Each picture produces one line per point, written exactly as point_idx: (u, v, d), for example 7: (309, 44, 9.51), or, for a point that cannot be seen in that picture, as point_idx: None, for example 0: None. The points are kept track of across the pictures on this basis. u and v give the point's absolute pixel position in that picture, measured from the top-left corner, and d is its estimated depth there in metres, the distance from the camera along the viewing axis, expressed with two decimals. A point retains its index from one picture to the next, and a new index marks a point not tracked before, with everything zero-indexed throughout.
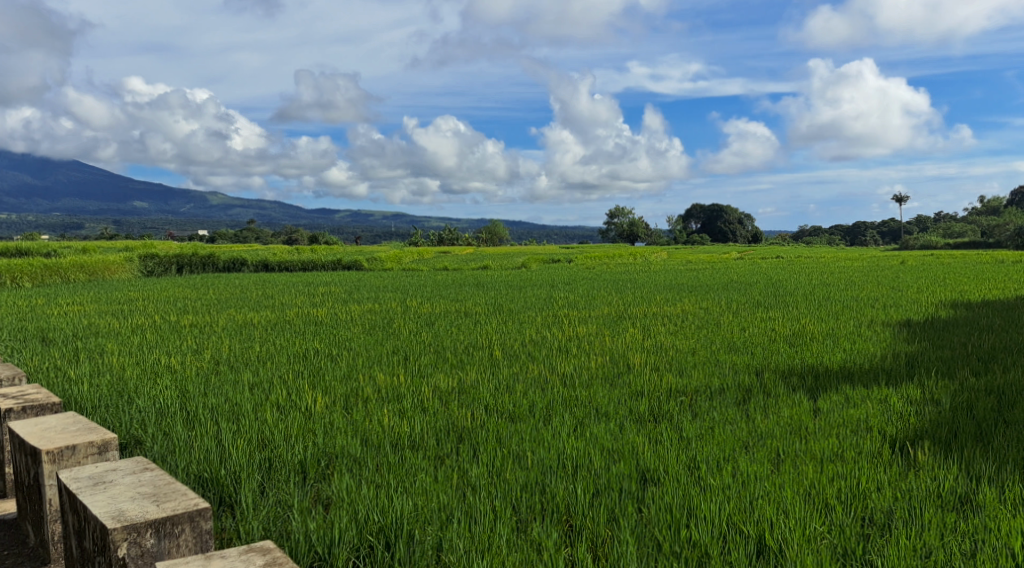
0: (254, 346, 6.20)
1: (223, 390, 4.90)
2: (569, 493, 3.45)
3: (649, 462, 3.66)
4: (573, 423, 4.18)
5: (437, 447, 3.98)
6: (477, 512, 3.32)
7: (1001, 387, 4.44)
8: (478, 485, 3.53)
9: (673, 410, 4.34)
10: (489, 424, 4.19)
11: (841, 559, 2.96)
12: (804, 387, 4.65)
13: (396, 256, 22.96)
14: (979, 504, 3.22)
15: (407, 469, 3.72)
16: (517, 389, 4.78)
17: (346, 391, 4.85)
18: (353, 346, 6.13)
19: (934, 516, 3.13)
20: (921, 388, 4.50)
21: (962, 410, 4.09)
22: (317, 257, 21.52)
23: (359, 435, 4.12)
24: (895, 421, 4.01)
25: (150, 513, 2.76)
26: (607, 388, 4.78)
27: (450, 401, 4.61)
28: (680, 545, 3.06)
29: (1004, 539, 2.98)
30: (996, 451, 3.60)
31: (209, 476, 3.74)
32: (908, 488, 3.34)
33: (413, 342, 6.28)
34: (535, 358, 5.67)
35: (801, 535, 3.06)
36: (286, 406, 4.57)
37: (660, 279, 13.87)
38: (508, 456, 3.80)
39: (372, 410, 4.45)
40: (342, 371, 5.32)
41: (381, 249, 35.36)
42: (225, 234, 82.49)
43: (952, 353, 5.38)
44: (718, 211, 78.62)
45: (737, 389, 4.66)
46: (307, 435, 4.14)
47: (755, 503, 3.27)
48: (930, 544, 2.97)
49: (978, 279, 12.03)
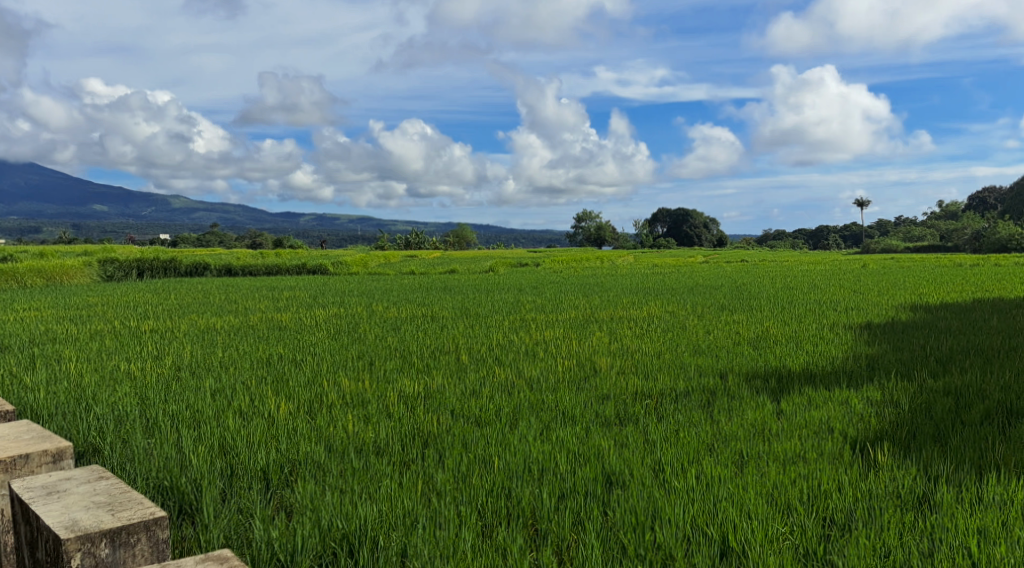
0: (217, 353, 6.11)
1: (184, 396, 4.84)
2: (534, 496, 3.45)
3: (615, 465, 3.67)
4: (539, 426, 4.18)
5: (402, 452, 3.95)
6: (442, 518, 3.30)
7: (959, 388, 4.52)
8: (444, 490, 3.52)
9: (639, 412, 4.37)
10: (456, 429, 4.17)
11: (802, 560, 3.00)
12: (768, 389, 4.70)
13: (362, 261, 22.80)
14: (936, 504, 3.26)
15: (371, 475, 3.69)
16: (483, 393, 4.77)
17: (310, 396, 4.80)
18: (317, 351, 6.07)
19: (893, 516, 3.18)
20: (882, 390, 4.57)
21: (921, 411, 4.16)
22: (282, 262, 21.29)
23: (323, 441, 4.08)
24: (856, 423, 4.05)
25: (105, 522, 2.71)
26: (574, 392, 4.78)
27: (415, 405, 4.57)
28: (644, 549, 3.08)
29: (961, 538, 3.03)
30: (954, 451, 3.66)
31: (168, 484, 3.69)
32: (868, 488, 3.38)
33: (379, 346, 6.25)
34: (501, 362, 5.66)
35: (764, 536, 3.09)
36: (249, 413, 4.51)
37: (627, 283, 13.93)
38: (474, 460, 3.79)
39: (337, 416, 4.41)
40: (307, 377, 5.26)
41: (346, 255, 35.14)
42: (187, 238, 81.26)
43: (911, 356, 5.46)
44: (684, 215, 79.23)
45: (702, 392, 4.70)
46: (270, 441, 4.09)
47: (719, 505, 3.29)
48: (890, 544, 3.02)
49: (938, 282, 12.19)
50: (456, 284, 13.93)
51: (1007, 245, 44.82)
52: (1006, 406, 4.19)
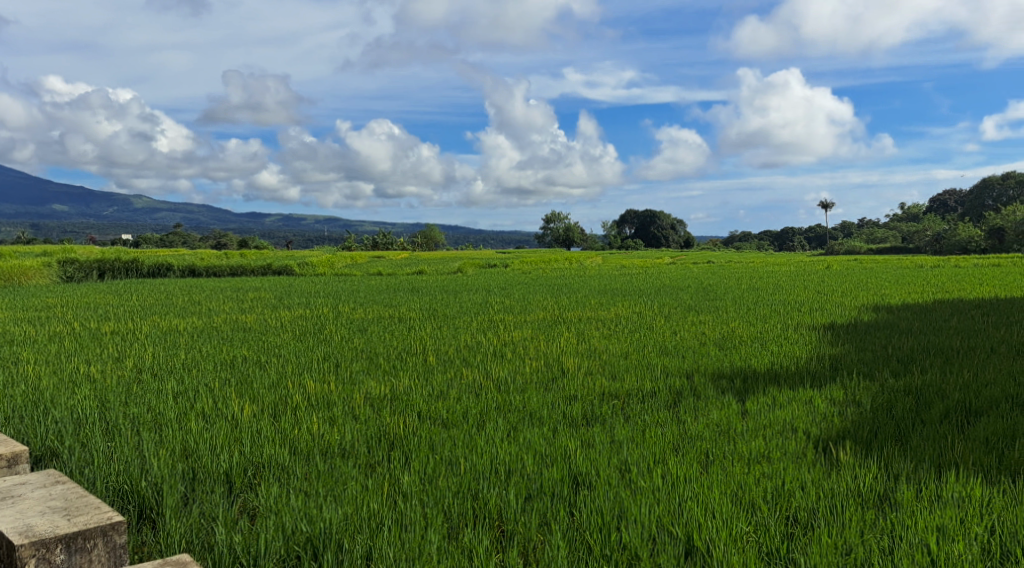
0: (179, 354, 6.04)
1: (145, 399, 4.77)
2: (501, 497, 3.45)
3: (582, 466, 3.67)
4: (506, 428, 4.17)
5: (367, 454, 3.92)
6: (407, 520, 3.29)
7: (919, 388, 4.59)
8: (410, 492, 3.50)
9: (606, 413, 4.38)
10: (422, 430, 4.15)
11: (765, 558, 3.04)
12: (732, 390, 4.74)
13: (329, 262, 22.61)
14: (896, 502, 3.31)
15: (336, 477, 3.66)
16: (450, 395, 4.75)
17: (275, 399, 4.74)
18: (283, 353, 6.01)
19: (855, 514, 3.23)
20: (844, 389, 4.63)
21: (882, 411, 4.21)
22: (247, 262, 21.05)
23: (288, 444, 4.04)
24: (820, 422, 4.10)
25: (60, 528, 2.66)
26: (541, 393, 4.78)
27: (382, 407, 4.54)
28: (610, 549, 3.10)
29: (920, 535, 3.09)
30: (913, 450, 3.70)
31: (129, 488, 3.63)
32: (831, 487, 3.42)
33: (344, 348, 6.19)
34: (469, 363, 5.65)
35: (727, 535, 3.13)
36: (212, 415, 4.46)
37: (597, 285, 13.99)
38: (440, 462, 3.77)
39: (301, 418, 4.37)
40: (271, 379, 5.20)
41: (312, 256, 34.87)
42: (151, 238, 80.10)
43: (873, 356, 5.54)
44: (651, 217, 79.76)
45: (668, 392, 4.72)
46: (233, 444, 4.05)
47: (684, 505, 3.31)
48: (851, 541, 3.07)
49: (901, 283, 12.38)
50: (424, 286, 13.88)
51: (966, 246, 45.69)
52: (965, 405, 4.26)
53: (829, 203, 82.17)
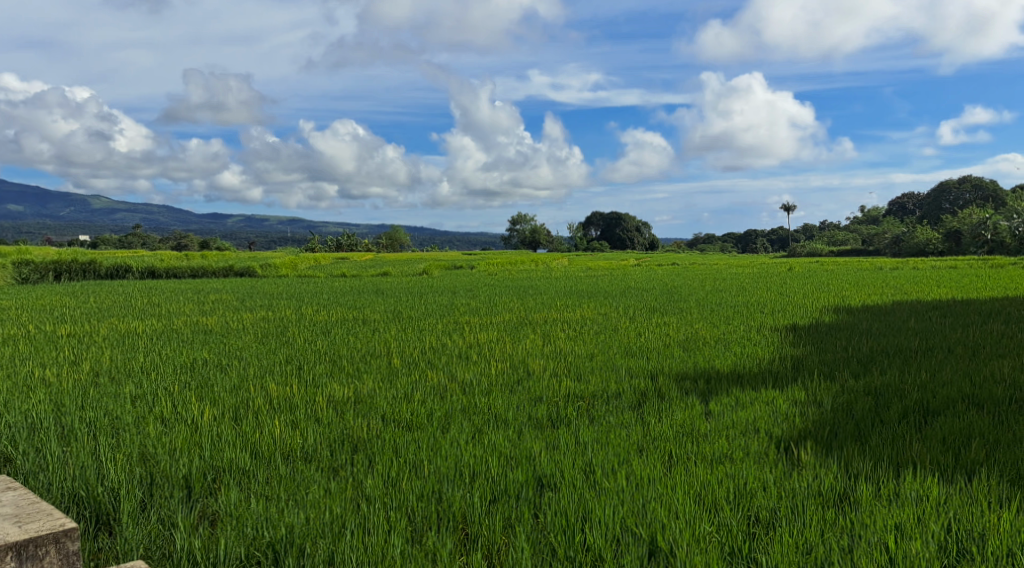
0: (137, 357, 5.94)
1: (103, 403, 4.67)
2: (465, 499, 3.44)
3: (547, 467, 3.67)
4: (470, 430, 4.15)
5: (331, 458, 3.88)
6: (371, 524, 3.27)
7: (878, 388, 4.66)
8: (373, 496, 3.47)
9: (571, 415, 4.38)
10: (386, 433, 4.11)
11: (728, 558, 3.07)
12: (696, 390, 4.77)
13: (292, 263, 22.40)
14: (857, 501, 3.35)
15: (298, 482, 3.62)
16: (414, 397, 4.72)
17: (236, 402, 4.68)
18: (245, 356, 5.93)
19: (815, 513, 3.26)
20: (805, 390, 4.68)
21: (842, 411, 4.26)
22: (208, 265, 20.80)
23: (249, 448, 3.98)
24: (782, 422, 4.14)
25: (10, 535, 2.59)
26: (506, 394, 4.77)
27: (345, 410, 4.50)
28: (574, 551, 3.12)
29: (879, 534, 3.13)
30: (873, 449, 3.75)
31: (85, 494, 3.57)
32: (792, 487, 3.45)
33: (308, 351, 6.13)
34: (434, 365, 5.63)
35: (691, 535, 3.16)
36: (171, 420, 4.38)
37: (563, 286, 14.04)
38: (404, 465, 3.74)
39: (263, 422, 4.31)
40: (233, 382, 5.13)
41: (276, 256, 34.57)
42: (110, 239, 78.82)
43: (833, 356, 5.61)
44: (617, 220, 80.20)
45: (633, 393, 4.73)
46: (192, 448, 3.98)
47: (649, 506, 3.33)
48: (812, 540, 3.11)
49: (862, 285, 12.59)
50: (389, 287, 13.82)
51: (924, 248, 46.56)
52: (923, 406, 4.32)
53: (790, 207, 83.01)
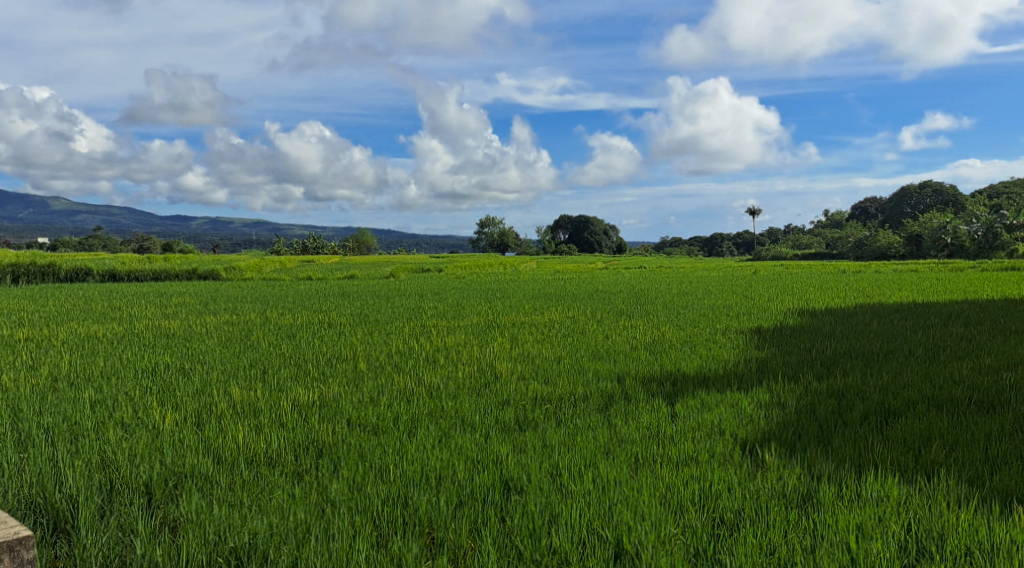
0: (97, 361, 5.83)
1: (61, 408, 4.58)
2: (431, 504, 3.43)
3: (513, 471, 3.66)
4: (437, 434, 4.13)
5: (295, 463, 3.84)
6: (335, 529, 3.27)
7: (842, 390, 4.71)
8: (338, 501, 3.45)
9: (539, 418, 4.37)
10: (351, 438, 4.07)
11: (692, 560, 3.10)
12: (663, 393, 4.79)
13: (257, 266, 22.19)
14: (819, 501, 3.39)
15: (262, 487, 3.59)
16: (380, 401, 4.68)
17: (198, 407, 4.61)
18: (208, 360, 5.84)
19: (779, 514, 3.30)
20: (769, 392, 4.72)
21: (806, 412, 4.31)
22: (171, 267, 20.53)
23: (211, 453, 3.92)
24: (746, 424, 4.17)
25: None
26: (474, 398, 4.75)
27: (310, 415, 4.45)
28: (540, 554, 3.14)
29: (841, 534, 3.18)
30: (836, 450, 3.79)
31: (42, 501, 3.50)
32: (756, 488, 3.47)
33: (272, 355, 6.06)
34: (401, 369, 5.59)
35: (656, 538, 3.19)
36: (131, 425, 4.31)
37: (533, 289, 14.04)
38: (370, 470, 3.71)
39: (226, 426, 4.25)
40: (196, 386, 5.05)
41: (240, 259, 34.25)
42: (71, 242, 77.51)
43: (798, 359, 5.66)
44: (585, 223, 80.49)
45: (600, 396, 4.74)
46: (154, 453, 3.92)
47: (615, 508, 3.34)
48: (775, 541, 3.15)
49: (827, 289, 12.74)
50: (356, 290, 13.74)
51: (886, 251, 47.30)
52: (885, 407, 4.38)
53: (755, 210, 83.70)
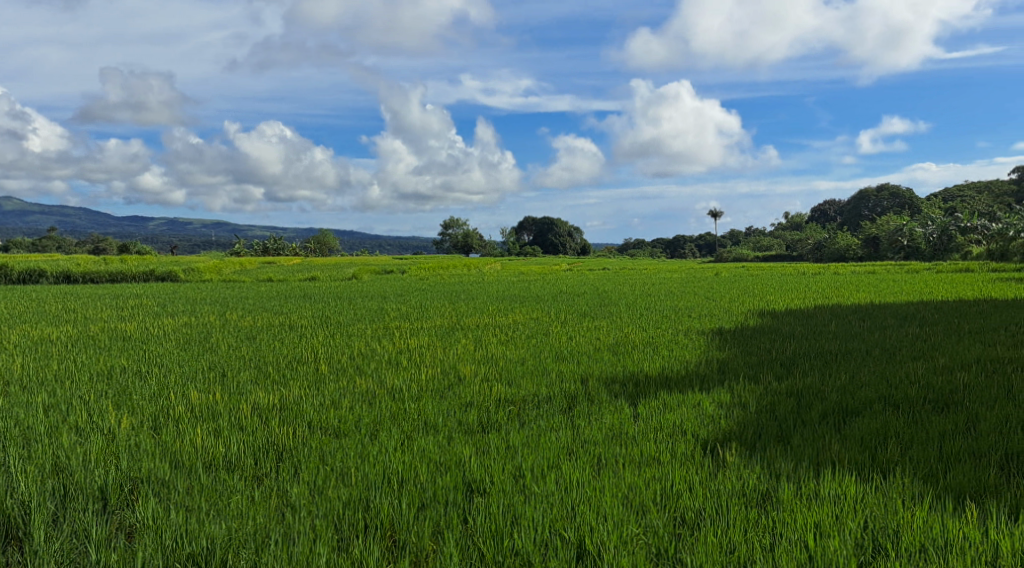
0: (49, 364, 5.71)
1: (12, 413, 4.47)
2: (393, 506, 3.40)
3: (475, 473, 3.64)
4: (400, 436, 4.10)
5: (254, 466, 3.79)
6: (295, 533, 3.24)
7: (801, 390, 4.78)
8: (299, 504, 3.42)
9: (502, 420, 4.36)
10: (313, 441, 4.02)
11: (654, 559, 3.13)
12: (625, 394, 4.80)
13: (216, 267, 21.93)
14: (779, 500, 3.42)
15: (220, 491, 3.53)
16: (342, 404, 4.64)
17: (155, 410, 4.53)
18: (165, 363, 5.75)
19: (739, 512, 3.33)
20: (730, 392, 4.76)
21: (766, 412, 4.35)
22: (128, 268, 20.23)
23: (168, 457, 3.85)
24: (707, 424, 4.20)
25: None
26: (436, 400, 4.72)
27: (270, 418, 4.39)
28: (502, 556, 3.15)
29: (799, 533, 3.22)
30: (795, 450, 3.83)
31: None
32: (717, 488, 3.50)
33: (232, 357, 5.97)
34: (363, 371, 5.54)
35: (618, 538, 3.21)
36: (86, 429, 4.22)
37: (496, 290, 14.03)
38: (331, 473, 3.67)
39: (184, 430, 4.17)
40: (153, 390, 4.96)
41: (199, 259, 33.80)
42: (24, 243, 75.86)
43: (758, 359, 5.73)
44: (549, 225, 80.76)
45: (562, 397, 4.75)
46: (108, 458, 3.84)
47: (576, 509, 3.36)
48: (735, 540, 3.19)
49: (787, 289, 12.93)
50: (317, 291, 13.61)
51: (844, 253, 48.11)
52: (843, 406, 4.44)
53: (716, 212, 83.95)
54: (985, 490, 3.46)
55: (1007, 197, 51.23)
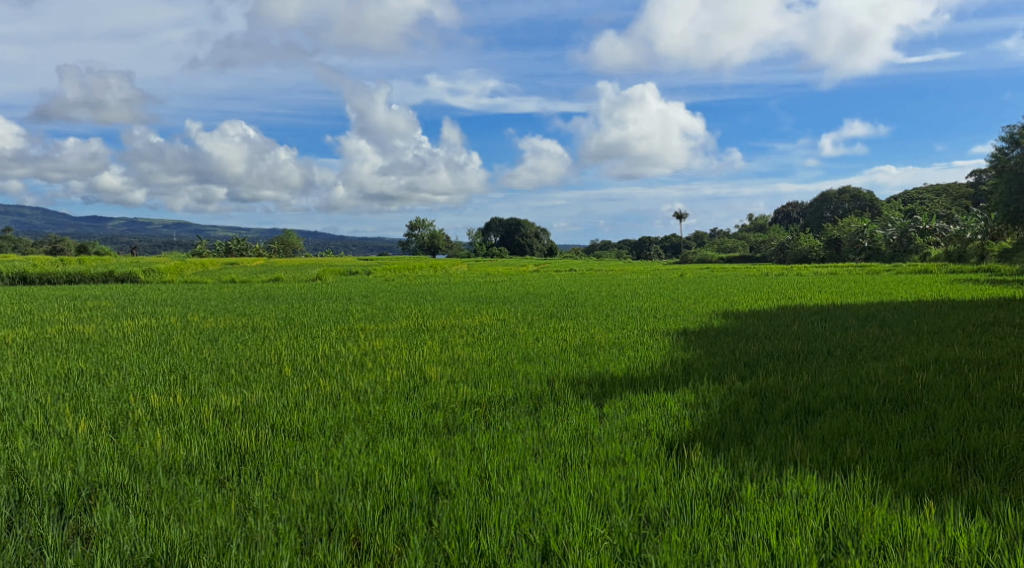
0: (5, 367, 5.59)
1: None
2: (357, 509, 3.37)
3: (441, 475, 3.62)
4: (365, 438, 4.06)
5: (216, 470, 3.74)
6: (258, 537, 3.21)
7: (764, 389, 4.83)
8: (261, 508, 3.38)
9: (467, 421, 4.34)
10: (276, 443, 3.97)
11: (619, 559, 3.15)
12: (591, 395, 4.81)
13: (177, 268, 21.69)
14: (742, 498, 3.45)
15: (181, 495, 3.48)
16: (306, 406, 4.58)
17: (114, 413, 4.45)
18: (125, 365, 5.65)
19: (703, 512, 3.35)
20: (694, 392, 4.79)
21: (729, 412, 4.39)
22: (87, 270, 19.91)
23: (127, 461, 3.78)
24: (672, 424, 4.22)
25: None
26: (402, 402, 4.69)
27: (233, 421, 4.33)
28: (467, 557, 3.14)
29: (761, 530, 3.25)
30: (757, 449, 3.86)
31: None
32: (682, 487, 3.52)
33: (193, 360, 5.88)
34: (327, 373, 5.49)
35: (583, 538, 3.22)
36: (42, 433, 4.14)
37: (464, 291, 14.03)
38: (294, 476, 3.63)
39: (143, 433, 4.10)
40: (112, 393, 4.87)
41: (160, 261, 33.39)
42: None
43: (721, 360, 5.78)
44: (515, 227, 80.90)
45: (528, 398, 4.75)
46: (65, 462, 3.76)
47: (542, 509, 3.36)
48: (698, 539, 3.21)
49: (751, 289, 13.09)
50: (282, 292, 13.47)
51: (806, 255, 48.79)
52: (805, 406, 4.49)
53: (680, 214, 84.31)
54: (943, 487, 3.52)
55: (964, 200, 52.35)
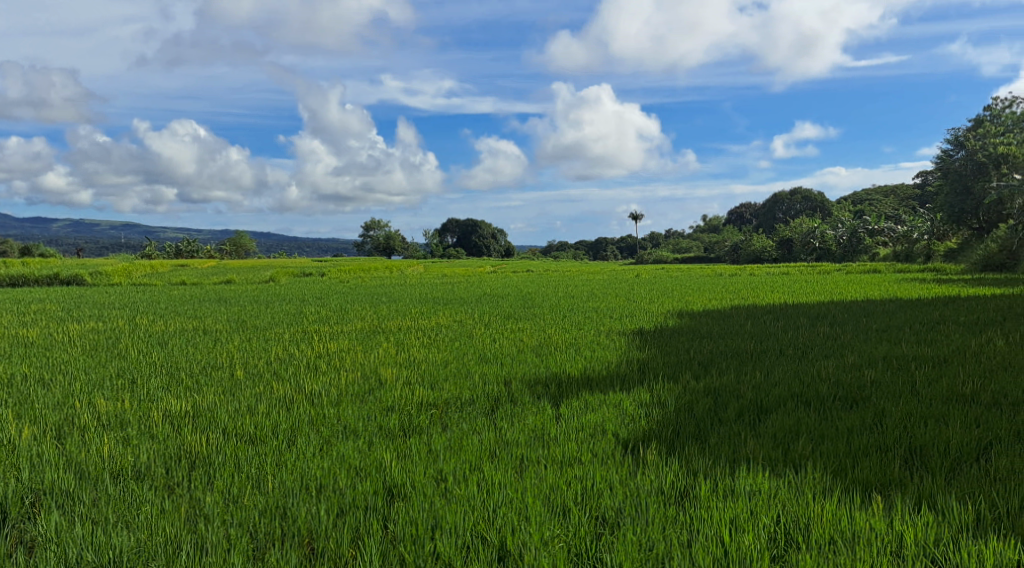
0: None
1: None
2: (311, 514, 3.33)
3: (396, 477, 3.59)
4: (319, 442, 4.02)
5: (165, 475, 3.66)
6: (208, 543, 3.16)
7: (717, 388, 4.88)
8: (212, 513, 3.31)
9: (423, 423, 4.31)
10: (227, 448, 3.89)
11: (573, 559, 3.16)
12: (547, 395, 4.81)
13: (127, 270, 21.22)
14: (696, 497, 3.47)
15: (129, 502, 3.39)
16: (259, 410, 4.51)
17: (59, 419, 4.33)
18: (70, 370, 5.50)
19: (658, 511, 3.37)
20: (650, 391, 4.82)
21: (684, 411, 4.42)
22: (31, 273, 19.36)
23: (73, 467, 3.68)
24: (627, 424, 4.24)
25: None
26: (357, 405, 4.63)
27: (183, 425, 4.25)
28: (422, 559, 3.13)
29: (715, 527, 3.28)
30: (711, 448, 3.89)
31: None
32: (637, 486, 3.53)
33: (142, 364, 5.74)
34: (281, 376, 5.41)
35: (539, 538, 3.22)
36: None
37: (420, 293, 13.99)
38: (246, 480, 3.57)
39: (90, 439, 4.00)
40: (57, 398, 4.74)
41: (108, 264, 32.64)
42: None
43: (676, 359, 5.81)
44: (472, 229, 80.84)
45: (486, 399, 4.73)
46: (8, 470, 3.66)
47: (498, 510, 3.35)
48: (653, 538, 3.23)
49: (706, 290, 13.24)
50: (235, 295, 13.26)
51: (759, 255, 49.56)
52: (757, 405, 4.53)
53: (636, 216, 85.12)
54: (891, 482, 3.58)
55: (911, 201, 53.68)
